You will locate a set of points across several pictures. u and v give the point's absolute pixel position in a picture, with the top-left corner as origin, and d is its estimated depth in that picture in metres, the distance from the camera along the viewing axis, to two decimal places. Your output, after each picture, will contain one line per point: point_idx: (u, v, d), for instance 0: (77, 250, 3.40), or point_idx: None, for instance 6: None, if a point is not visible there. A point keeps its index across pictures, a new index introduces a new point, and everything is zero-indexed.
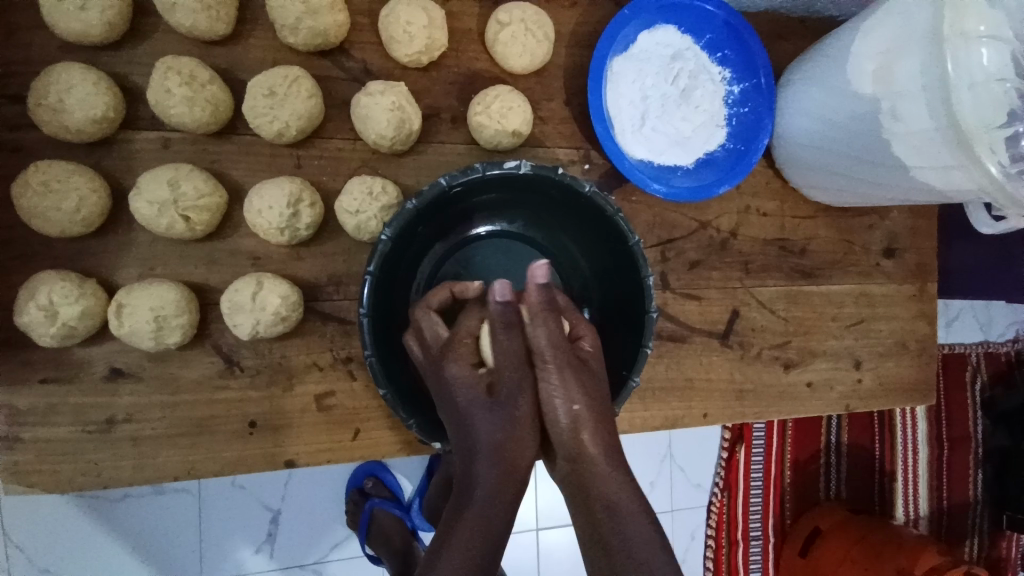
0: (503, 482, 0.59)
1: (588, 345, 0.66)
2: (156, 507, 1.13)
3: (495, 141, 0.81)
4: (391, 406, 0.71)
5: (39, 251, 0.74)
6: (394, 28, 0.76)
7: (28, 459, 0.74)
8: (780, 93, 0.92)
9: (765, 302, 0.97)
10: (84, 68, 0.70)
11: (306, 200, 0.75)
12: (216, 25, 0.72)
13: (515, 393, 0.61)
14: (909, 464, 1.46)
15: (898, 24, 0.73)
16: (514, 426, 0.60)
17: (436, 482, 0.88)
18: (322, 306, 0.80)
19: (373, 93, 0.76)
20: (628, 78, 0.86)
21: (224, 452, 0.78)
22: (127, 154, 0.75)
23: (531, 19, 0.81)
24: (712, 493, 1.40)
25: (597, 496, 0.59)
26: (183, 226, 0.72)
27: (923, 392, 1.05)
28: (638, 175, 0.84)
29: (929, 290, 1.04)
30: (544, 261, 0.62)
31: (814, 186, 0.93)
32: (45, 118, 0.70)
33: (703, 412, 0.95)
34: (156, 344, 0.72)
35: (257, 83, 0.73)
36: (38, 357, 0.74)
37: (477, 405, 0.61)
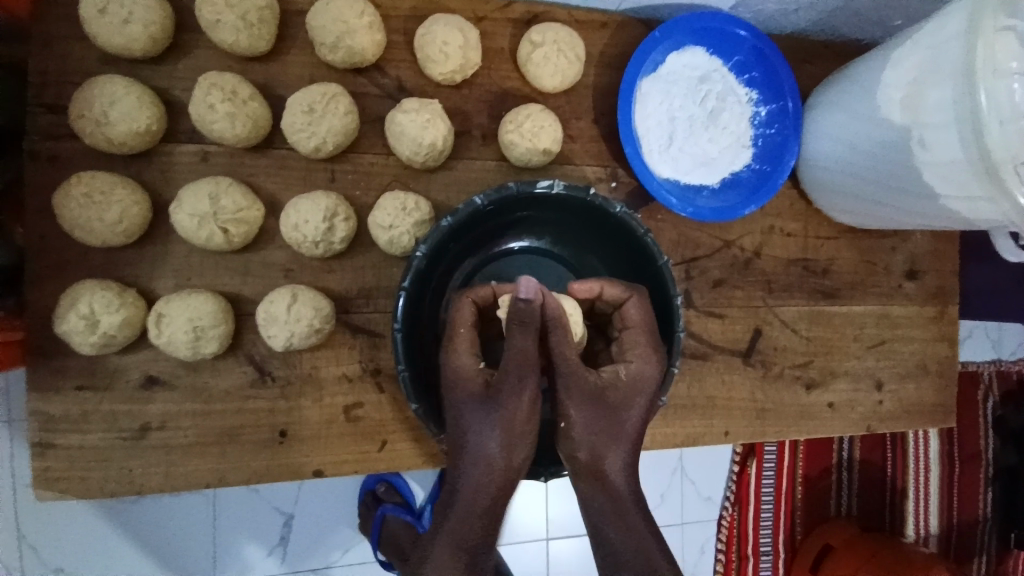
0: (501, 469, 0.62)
1: (623, 371, 0.67)
2: (170, 510, 1.14)
3: (525, 158, 0.82)
4: (422, 420, 0.72)
5: (78, 260, 0.75)
6: (430, 47, 0.77)
7: (61, 465, 0.75)
8: (807, 115, 0.92)
9: (787, 322, 0.98)
10: (129, 82, 0.72)
11: (341, 215, 0.76)
12: (257, 43, 0.74)
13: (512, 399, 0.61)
14: (920, 481, 1.45)
15: (927, 56, 0.74)
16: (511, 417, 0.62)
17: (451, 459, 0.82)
18: (352, 318, 0.81)
19: (408, 111, 0.77)
20: (656, 99, 0.87)
21: (252, 461, 0.79)
22: (167, 166, 0.76)
23: (563, 40, 0.82)
24: (723, 508, 1.41)
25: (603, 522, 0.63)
26: (221, 238, 0.73)
27: (943, 414, 1.05)
28: (664, 195, 0.85)
29: (950, 312, 1.05)
30: (532, 278, 0.62)
31: (840, 209, 0.94)
32: (88, 130, 0.71)
33: (724, 430, 0.95)
34: (192, 354, 0.74)
35: (297, 101, 0.75)
36: (74, 364, 0.75)
37: (473, 400, 0.64)
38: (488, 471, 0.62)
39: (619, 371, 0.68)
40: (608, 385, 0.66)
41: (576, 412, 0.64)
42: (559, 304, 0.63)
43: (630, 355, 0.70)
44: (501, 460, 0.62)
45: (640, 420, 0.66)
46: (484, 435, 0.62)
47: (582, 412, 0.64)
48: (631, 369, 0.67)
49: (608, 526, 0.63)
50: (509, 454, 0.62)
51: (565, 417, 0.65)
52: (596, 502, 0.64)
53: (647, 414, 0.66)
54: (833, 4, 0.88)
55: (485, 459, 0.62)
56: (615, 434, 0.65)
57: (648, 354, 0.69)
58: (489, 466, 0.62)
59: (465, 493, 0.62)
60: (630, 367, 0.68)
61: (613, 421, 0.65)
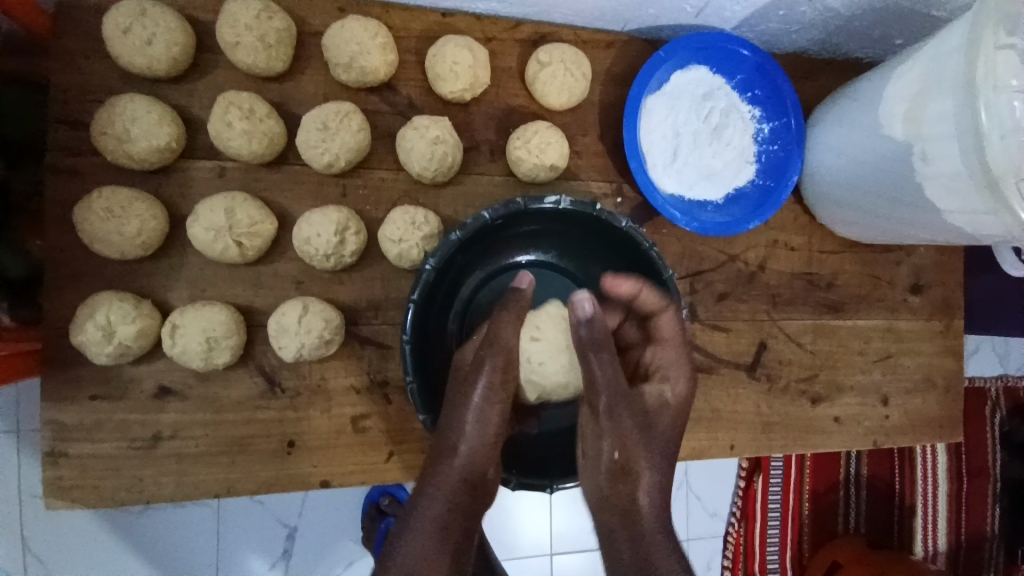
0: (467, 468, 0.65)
1: (669, 390, 0.75)
2: (175, 521, 1.15)
3: (532, 174, 0.84)
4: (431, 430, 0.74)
5: (96, 272, 0.77)
6: (440, 66, 0.79)
7: (73, 474, 0.76)
8: (811, 131, 0.94)
9: (792, 335, 0.98)
10: (150, 100, 0.74)
11: (352, 229, 0.78)
12: (273, 62, 0.76)
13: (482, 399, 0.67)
14: (929, 497, 1.44)
15: (930, 71, 0.75)
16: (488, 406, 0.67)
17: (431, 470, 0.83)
18: (361, 330, 0.82)
19: (419, 127, 0.79)
20: (660, 116, 0.89)
21: (261, 471, 0.80)
22: (184, 181, 0.78)
23: (570, 59, 0.84)
24: (729, 524, 1.40)
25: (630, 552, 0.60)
26: (236, 251, 0.75)
27: (950, 428, 1.05)
28: (669, 209, 0.86)
29: (955, 326, 1.05)
30: (587, 294, 0.68)
31: (844, 223, 0.95)
32: (110, 147, 0.74)
33: (730, 444, 0.95)
34: (205, 364, 0.75)
35: (311, 118, 0.77)
36: (89, 374, 0.76)
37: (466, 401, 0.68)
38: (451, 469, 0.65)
39: (660, 391, 0.75)
40: (654, 405, 0.73)
41: (619, 434, 0.66)
42: (603, 325, 0.68)
43: (664, 372, 0.77)
44: (466, 463, 0.65)
45: (675, 434, 0.73)
46: (456, 437, 0.66)
47: (622, 435, 0.66)
48: (674, 389, 0.75)
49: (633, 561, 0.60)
50: (477, 455, 0.66)
51: (607, 446, 0.66)
52: (620, 531, 0.62)
53: (684, 428, 0.73)
54: (834, 24, 0.90)
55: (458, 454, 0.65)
56: (654, 450, 0.68)
57: (680, 371, 0.76)
58: (456, 471, 0.64)
59: (433, 492, 0.63)
60: (673, 386, 0.75)
61: (654, 441, 0.69)
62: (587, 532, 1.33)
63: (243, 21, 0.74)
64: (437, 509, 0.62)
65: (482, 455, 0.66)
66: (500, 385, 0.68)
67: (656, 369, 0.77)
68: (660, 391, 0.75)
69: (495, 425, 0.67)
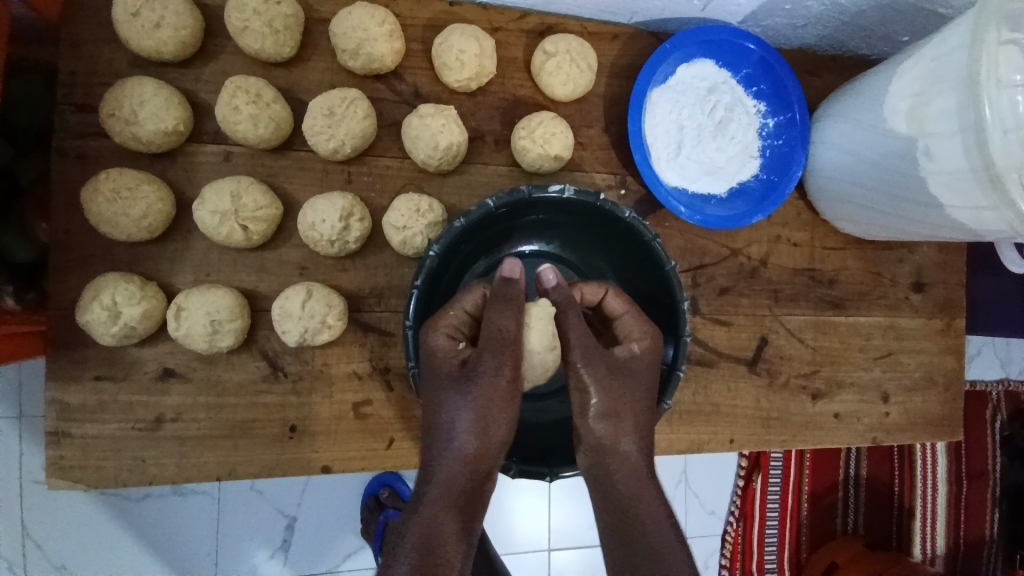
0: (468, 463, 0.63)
1: (636, 347, 0.70)
2: (176, 508, 1.15)
3: (536, 164, 0.84)
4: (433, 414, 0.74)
5: (102, 254, 0.77)
6: (447, 54, 0.80)
7: (76, 454, 0.77)
8: (814, 127, 0.94)
9: (793, 331, 0.99)
10: (158, 83, 0.75)
11: (356, 215, 0.78)
12: (281, 48, 0.77)
13: (489, 376, 0.64)
14: (927, 499, 1.44)
15: (932, 67, 0.75)
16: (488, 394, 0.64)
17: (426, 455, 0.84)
18: (363, 317, 0.82)
19: (424, 116, 0.79)
20: (664, 109, 0.89)
21: (263, 454, 0.80)
22: (191, 165, 0.79)
23: (576, 51, 0.84)
24: (727, 523, 1.40)
25: (624, 503, 0.63)
26: (241, 235, 0.76)
27: (950, 428, 1.05)
28: (672, 202, 0.86)
29: (956, 325, 1.05)
30: (548, 265, 0.72)
31: (845, 219, 0.95)
32: (118, 129, 0.74)
33: (729, 438, 0.96)
34: (209, 347, 0.76)
35: (317, 104, 0.77)
36: (94, 355, 0.77)
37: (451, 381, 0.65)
38: (456, 459, 0.63)
39: (631, 348, 0.70)
40: (626, 360, 0.68)
41: (599, 386, 0.65)
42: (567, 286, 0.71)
43: (632, 335, 0.71)
44: (470, 454, 0.63)
45: (653, 387, 0.69)
46: (455, 431, 0.64)
47: (604, 384, 0.65)
48: (644, 343, 0.70)
49: (627, 521, 0.62)
50: (482, 441, 0.63)
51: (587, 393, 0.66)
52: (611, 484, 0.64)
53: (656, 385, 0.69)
54: (840, 20, 0.90)
55: (456, 445, 0.63)
56: (630, 405, 0.67)
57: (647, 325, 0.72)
58: (458, 455, 0.63)
59: (436, 487, 0.62)
60: (643, 342, 0.70)
61: (631, 391, 0.67)
62: (586, 528, 1.33)
63: (251, 6, 0.74)
64: (440, 506, 0.61)
65: (483, 438, 0.63)
66: (507, 382, 0.64)
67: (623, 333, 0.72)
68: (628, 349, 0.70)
69: (499, 408, 0.64)
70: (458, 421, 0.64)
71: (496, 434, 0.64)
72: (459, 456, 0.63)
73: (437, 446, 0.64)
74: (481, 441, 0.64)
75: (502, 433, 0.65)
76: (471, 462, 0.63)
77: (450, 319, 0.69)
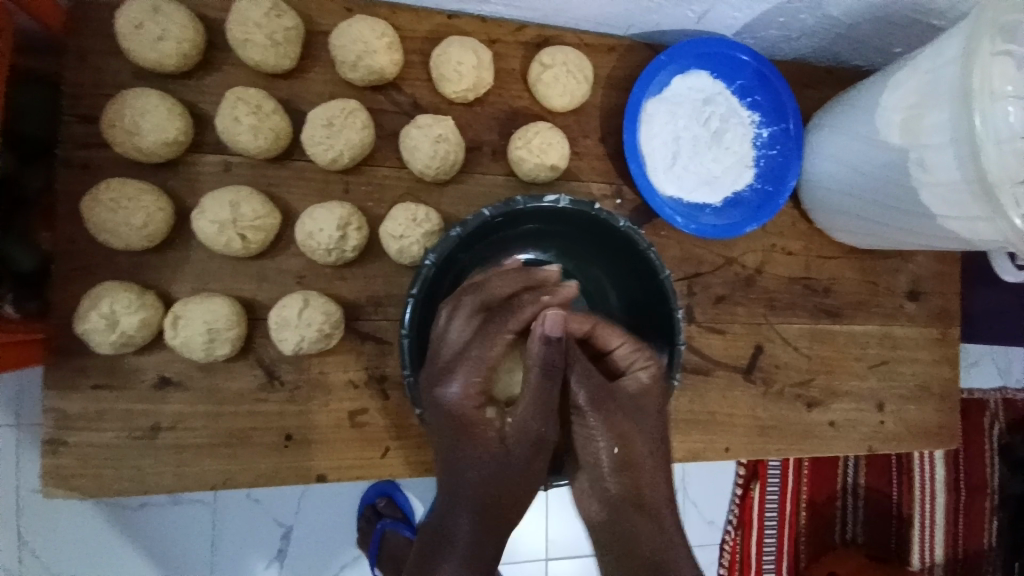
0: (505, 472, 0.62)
1: (643, 373, 0.72)
2: (172, 516, 1.15)
3: (533, 174, 0.85)
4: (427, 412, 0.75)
5: (102, 262, 0.78)
6: (445, 66, 0.81)
7: (73, 463, 0.77)
8: (809, 137, 0.95)
9: (789, 339, 0.99)
10: (159, 95, 0.76)
11: (354, 224, 0.79)
12: (282, 60, 0.78)
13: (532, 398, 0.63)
14: (927, 509, 1.43)
15: (925, 80, 0.76)
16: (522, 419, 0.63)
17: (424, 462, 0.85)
18: (361, 325, 0.83)
19: (422, 126, 0.80)
20: (660, 119, 0.90)
21: (260, 463, 0.80)
22: (191, 175, 0.80)
23: (572, 63, 0.86)
24: (726, 531, 1.39)
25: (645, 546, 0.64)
26: (240, 244, 0.76)
27: (946, 437, 1.05)
28: (668, 211, 0.87)
29: (952, 334, 1.06)
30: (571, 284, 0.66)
31: (841, 228, 0.96)
32: (119, 140, 0.75)
33: (725, 446, 0.96)
34: (206, 356, 0.76)
35: (317, 115, 0.78)
36: (92, 363, 0.77)
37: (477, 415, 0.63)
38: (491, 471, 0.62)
39: (637, 379, 0.72)
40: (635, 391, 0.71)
41: (612, 427, 0.67)
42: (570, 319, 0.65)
43: (636, 364, 0.72)
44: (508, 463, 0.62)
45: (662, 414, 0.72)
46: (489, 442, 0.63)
47: (616, 426, 0.67)
48: (651, 372, 0.72)
49: (641, 520, 0.66)
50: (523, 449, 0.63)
51: (600, 442, 0.67)
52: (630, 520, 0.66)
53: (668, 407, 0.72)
54: (833, 33, 0.92)
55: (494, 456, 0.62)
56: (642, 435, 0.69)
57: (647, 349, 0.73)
58: (486, 508, 0.62)
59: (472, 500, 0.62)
60: (648, 368, 0.72)
61: (641, 426, 0.69)
62: (584, 538, 1.33)
63: (253, 19, 0.76)
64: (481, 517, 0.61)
65: (516, 488, 0.63)
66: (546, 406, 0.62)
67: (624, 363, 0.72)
68: (636, 377, 0.72)
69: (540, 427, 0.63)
70: (497, 475, 0.62)
71: (527, 487, 0.64)
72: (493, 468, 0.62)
73: (464, 486, 0.63)
74: (515, 449, 0.63)
75: (533, 483, 0.64)
76: (501, 510, 0.62)
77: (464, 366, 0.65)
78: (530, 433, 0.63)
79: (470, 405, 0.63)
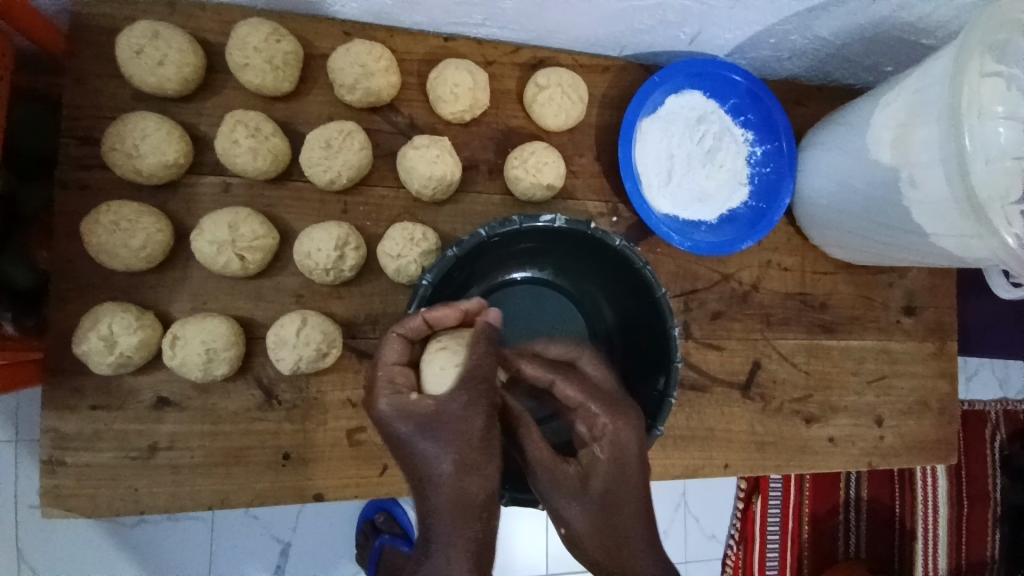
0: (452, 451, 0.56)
1: (599, 450, 0.65)
2: (169, 534, 1.14)
3: (529, 193, 0.86)
4: None
5: (101, 283, 0.79)
6: (442, 87, 0.82)
7: (69, 484, 0.77)
8: (801, 154, 0.96)
9: (786, 355, 0.99)
10: (160, 118, 0.77)
11: (352, 244, 0.79)
12: (281, 83, 0.79)
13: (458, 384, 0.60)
14: (929, 522, 1.42)
15: (915, 99, 0.77)
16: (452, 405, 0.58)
17: None
18: (358, 344, 0.83)
19: (419, 147, 0.81)
20: (655, 138, 0.91)
21: (257, 482, 0.80)
22: (190, 195, 0.80)
23: (567, 84, 0.87)
24: (728, 546, 1.38)
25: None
26: (239, 264, 0.77)
27: (945, 452, 1.05)
28: (664, 229, 0.87)
29: (948, 348, 1.06)
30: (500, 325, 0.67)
31: (835, 244, 0.96)
32: (120, 162, 0.76)
33: (724, 463, 0.96)
34: (205, 375, 0.76)
35: (315, 136, 0.79)
36: (90, 384, 0.78)
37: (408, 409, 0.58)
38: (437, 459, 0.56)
39: (597, 444, 0.65)
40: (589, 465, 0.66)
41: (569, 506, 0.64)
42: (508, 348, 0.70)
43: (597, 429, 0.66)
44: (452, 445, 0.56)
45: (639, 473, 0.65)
46: (426, 428, 0.57)
47: (569, 500, 0.64)
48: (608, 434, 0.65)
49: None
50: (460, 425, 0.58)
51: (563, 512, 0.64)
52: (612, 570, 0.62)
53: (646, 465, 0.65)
54: (824, 52, 0.93)
55: (435, 443, 0.57)
56: (619, 494, 0.63)
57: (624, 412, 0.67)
58: (448, 492, 0.56)
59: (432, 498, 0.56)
60: (608, 433, 0.65)
61: (598, 500, 0.63)
62: None
63: (252, 44, 0.77)
64: (442, 512, 0.56)
65: (467, 457, 0.56)
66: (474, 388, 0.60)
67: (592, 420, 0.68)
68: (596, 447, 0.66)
69: (467, 401, 0.59)
70: (443, 445, 0.56)
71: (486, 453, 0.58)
72: (441, 451, 0.56)
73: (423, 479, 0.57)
74: (447, 420, 0.58)
75: (488, 460, 0.58)
76: (465, 484, 0.56)
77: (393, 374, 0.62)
78: (469, 398, 0.59)
79: (390, 393, 0.60)
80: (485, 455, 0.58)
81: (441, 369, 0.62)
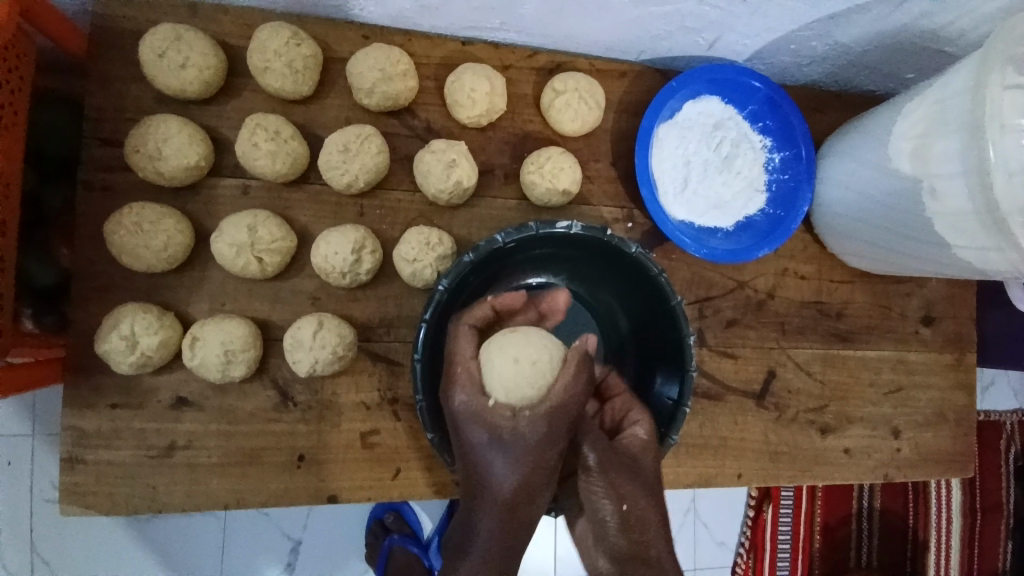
0: (520, 467, 0.60)
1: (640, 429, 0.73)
2: (181, 529, 1.16)
3: (545, 198, 0.86)
4: (423, 417, 0.73)
5: (123, 283, 0.80)
6: (459, 92, 0.82)
7: (88, 481, 0.78)
8: (820, 162, 0.95)
9: (801, 364, 0.98)
10: (181, 121, 0.78)
11: (368, 248, 0.80)
12: (300, 87, 0.80)
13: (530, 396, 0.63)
14: (943, 533, 1.40)
15: (936, 109, 0.76)
16: (525, 421, 0.61)
17: (434, 481, 0.85)
18: (373, 346, 0.84)
19: (436, 151, 0.81)
20: (672, 144, 0.90)
21: (272, 482, 0.81)
22: (210, 198, 0.81)
23: (584, 89, 0.87)
24: (737, 554, 1.36)
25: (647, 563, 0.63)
26: (256, 266, 0.78)
27: (962, 464, 1.03)
28: (680, 237, 0.87)
29: (967, 359, 1.04)
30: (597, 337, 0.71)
31: (854, 254, 0.96)
32: (141, 164, 0.77)
33: (737, 472, 0.95)
34: (221, 376, 0.77)
35: (332, 140, 0.80)
36: (110, 383, 0.79)
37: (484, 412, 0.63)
38: (503, 474, 0.60)
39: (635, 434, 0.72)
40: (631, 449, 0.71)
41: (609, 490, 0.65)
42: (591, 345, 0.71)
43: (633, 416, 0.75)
44: (515, 461, 0.60)
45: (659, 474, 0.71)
46: (494, 442, 0.61)
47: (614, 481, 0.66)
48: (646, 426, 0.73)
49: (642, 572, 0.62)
50: (534, 448, 0.60)
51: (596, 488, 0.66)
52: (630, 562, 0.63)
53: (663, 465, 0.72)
54: (844, 59, 0.92)
55: (497, 451, 0.61)
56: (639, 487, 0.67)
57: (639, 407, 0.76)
58: (506, 502, 0.60)
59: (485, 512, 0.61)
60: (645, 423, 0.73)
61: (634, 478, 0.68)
62: None
63: (273, 48, 0.77)
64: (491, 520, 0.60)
65: (533, 476, 0.60)
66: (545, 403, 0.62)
67: (623, 421, 0.75)
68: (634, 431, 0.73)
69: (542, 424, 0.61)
70: (510, 462, 0.60)
71: (550, 475, 0.62)
72: (509, 460, 0.60)
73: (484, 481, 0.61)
74: (516, 429, 0.61)
75: (548, 478, 0.62)
76: (522, 499, 0.61)
77: (465, 373, 0.66)
78: (552, 426, 0.61)
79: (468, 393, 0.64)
80: (545, 481, 0.62)
81: (516, 362, 0.65)
